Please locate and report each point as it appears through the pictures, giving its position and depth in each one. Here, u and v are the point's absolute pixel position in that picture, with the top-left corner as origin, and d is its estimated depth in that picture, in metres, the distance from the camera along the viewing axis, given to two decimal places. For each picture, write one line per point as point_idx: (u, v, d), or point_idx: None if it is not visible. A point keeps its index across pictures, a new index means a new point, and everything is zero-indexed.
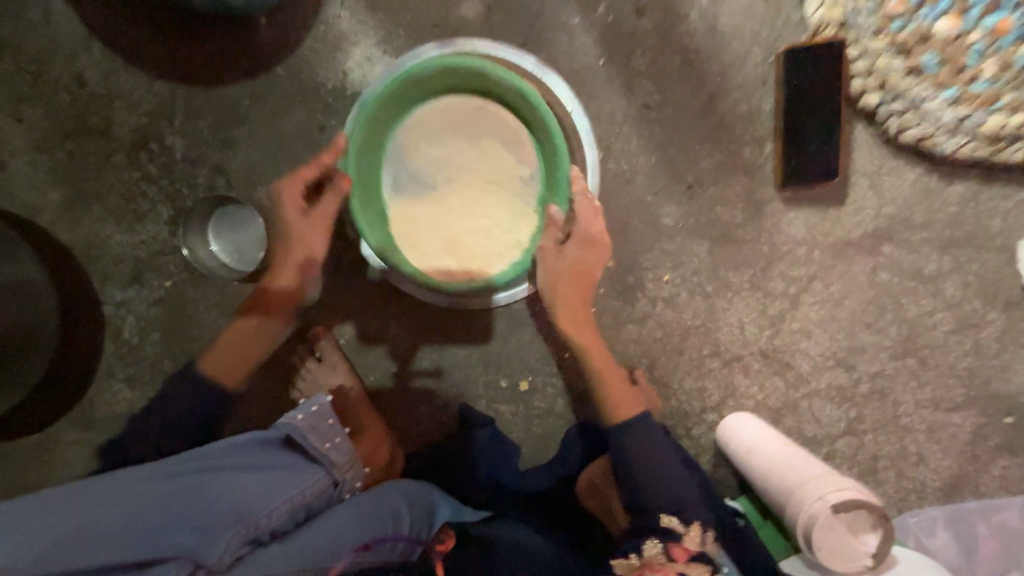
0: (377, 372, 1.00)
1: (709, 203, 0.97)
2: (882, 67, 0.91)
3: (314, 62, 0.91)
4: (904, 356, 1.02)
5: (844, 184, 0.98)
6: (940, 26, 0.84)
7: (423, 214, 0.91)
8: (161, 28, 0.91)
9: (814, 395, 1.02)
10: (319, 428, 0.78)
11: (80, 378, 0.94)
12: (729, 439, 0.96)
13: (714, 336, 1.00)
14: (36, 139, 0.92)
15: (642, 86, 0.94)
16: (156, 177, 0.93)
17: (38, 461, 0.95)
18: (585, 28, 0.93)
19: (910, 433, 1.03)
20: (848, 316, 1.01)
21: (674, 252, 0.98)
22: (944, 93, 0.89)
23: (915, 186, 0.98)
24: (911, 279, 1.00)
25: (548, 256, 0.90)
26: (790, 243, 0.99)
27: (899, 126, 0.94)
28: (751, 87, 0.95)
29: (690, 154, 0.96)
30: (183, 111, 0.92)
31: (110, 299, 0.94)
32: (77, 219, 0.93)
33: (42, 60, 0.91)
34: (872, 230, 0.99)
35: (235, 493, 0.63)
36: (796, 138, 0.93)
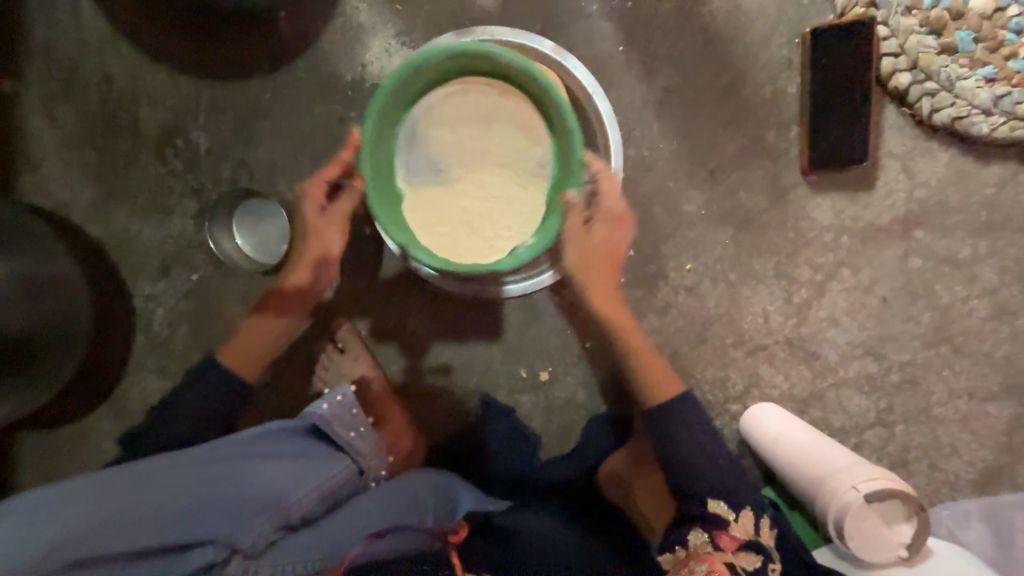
0: (398, 363, 1.01)
1: (733, 189, 0.95)
2: (914, 45, 0.88)
3: (333, 54, 0.92)
4: (937, 344, 0.99)
5: (874, 167, 0.95)
6: (974, 3, 0.86)
7: (437, 201, 0.89)
8: (184, 25, 0.93)
9: (842, 384, 1.00)
10: (344, 418, 0.79)
11: (113, 370, 0.97)
12: (752, 431, 0.94)
13: (738, 324, 0.98)
14: (68, 137, 0.95)
15: (663, 71, 0.93)
16: (182, 173, 0.95)
17: (75, 450, 0.99)
18: (604, 13, 0.92)
19: (944, 423, 1.00)
20: (878, 304, 0.98)
21: (696, 239, 0.96)
22: (981, 70, 0.87)
23: (949, 168, 0.94)
24: (945, 264, 0.97)
25: (574, 236, 0.88)
26: (817, 229, 0.96)
27: (931, 106, 0.90)
28: (776, 69, 0.93)
29: (713, 139, 0.94)
30: (206, 107, 0.94)
31: (140, 292, 0.97)
32: (108, 215, 0.96)
33: (71, 60, 0.93)
34: (904, 214, 0.96)
35: (267, 480, 0.66)
36: (823, 119, 0.90)
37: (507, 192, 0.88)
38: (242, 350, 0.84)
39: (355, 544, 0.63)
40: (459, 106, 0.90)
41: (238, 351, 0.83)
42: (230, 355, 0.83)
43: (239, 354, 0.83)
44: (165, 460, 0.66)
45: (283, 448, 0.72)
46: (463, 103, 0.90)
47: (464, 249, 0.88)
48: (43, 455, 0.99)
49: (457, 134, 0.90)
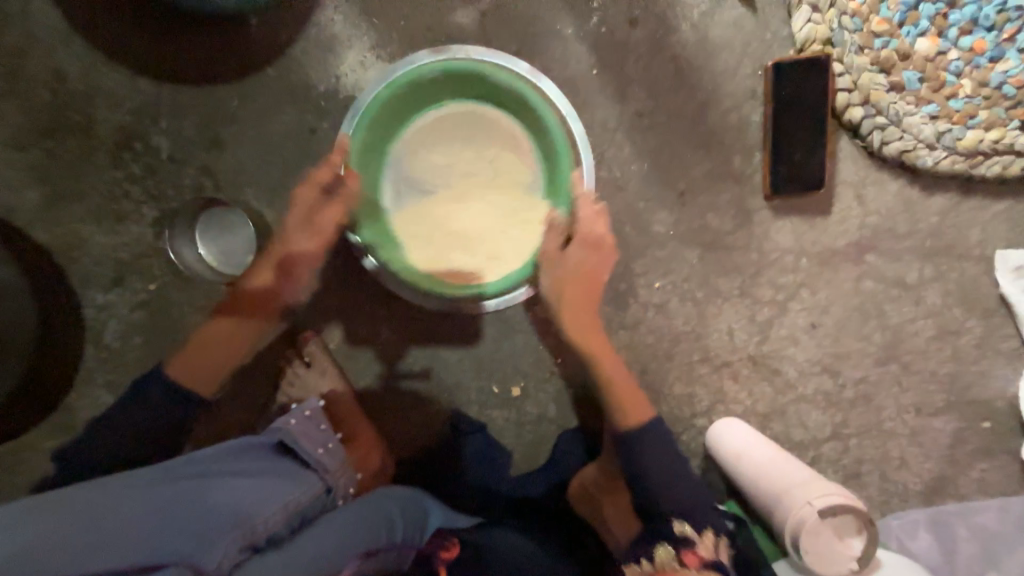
0: (367, 377, 0.99)
1: (700, 211, 0.98)
2: (866, 82, 0.93)
3: (306, 63, 0.90)
4: (887, 361, 1.04)
5: (831, 193, 1.00)
6: (920, 45, 0.92)
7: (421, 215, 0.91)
8: (148, 26, 0.89)
9: (801, 400, 1.04)
10: (312, 434, 0.77)
11: (56, 384, 0.91)
12: (718, 446, 0.97)
13: (704, 341, 1.01)
14: (15, 136, 0.90)
15: (635, 94, 0.95)
16: (141, 178, 0.91)
17: (12, 469, 0.92)
18: (579, 37, 0.94)
19: (894, 437, 1.05)
20: (835, 323, 1.03)
21: (665, 258, 0.99)
22: (925, 108, 0.94)
23: (898, 196, 1.00)
24: (894, 287, 1.02)
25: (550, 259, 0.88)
26: (778, 251, 1.00)
27: (881, 139, 0.96)
28: (741, 98, 0.97)
29: (682, 162, 0.97)
30: (169, 111, 0.90)
31: (90, 301, 0.92)
32: (57, 219, 0.91)
33: (22, 55, 0.89)
34: (857, 238, 1.01)
35: (230, 498, 0.62)
36: (784, 147, 0.95)
37: (491, 208, 0.90)
38: (192, 362, 0.80)
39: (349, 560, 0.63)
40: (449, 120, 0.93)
41: (186, 362, 0.80)
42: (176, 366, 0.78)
43: (188, 368, 0.79)
44: (118, 482, 0.62)
45: (248, 466, 0.69)
46: (452, 122, 0.93)
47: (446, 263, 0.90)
48: None
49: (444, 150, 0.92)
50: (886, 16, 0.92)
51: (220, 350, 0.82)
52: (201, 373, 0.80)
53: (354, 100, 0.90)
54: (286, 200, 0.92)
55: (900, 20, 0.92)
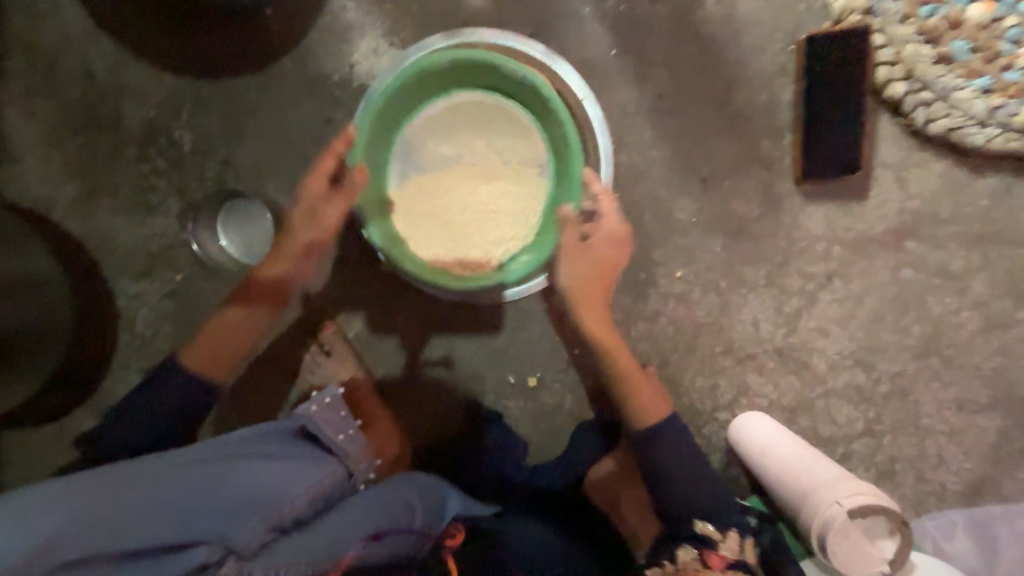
0: (384, 366, 1.00)
1: (724, 197, 0.94)
2: (911, 54, 0.86)
3: (321, 53, 0.90)
4: (927, 355, 0.98)
5: (868, 177, 0.94)
6: (972, 11, 0.85)
7: (429, 204, 0.88)
8: (168, 20, 0.91)
9: (830, 395, 0.99)
10: (334, 421, 0.78)
11: (94, 370, 0.96)
12: (741, 441, 0.94)
13: (728, 333, 0.98)
14: (49, 132, 0.93)
15: (656, 76, 0.91)
16: (166, 171, 0.93)
17: (56, 451, 0.97)
18: (597, 16, 0.90)
19: (931, 435, 1.00)
20: (869, 315, 0.97)
21: (687, 247, 0.95)
22: (976, 81, 0.86)
23: (943, 179, 0.93)
24: (936, 276, 0.96)
25: (570, 251, 0.87)
26: (809, 238, 0.95)
27: (926, 116, 0.89)
28: (770, 76, 0.92)
29: (706, 146, 0.93)
30: (191, 105, 0.92)
31: (122, 291, 0.95)
32: (90, 212, 0.94)
33: (53, 53, 0.91)
34: (896, 224, 0.95)
35: (257, 480, 0.64)
36: (817, 128, 0.89)
37: (500, 199, 0.87)
38: (204, 351, 0.80)
39: (352, 546, 0.62)
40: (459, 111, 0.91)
41: (197, 351, 0.80)
42: (190, 356, 0.79)
43: (202, 357, 0.79)
44: (144, 463, 0.63)
45: (272, 450, 0.71)
46: (461, 114, 0.91)
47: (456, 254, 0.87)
48: (24, 454, 0.97)
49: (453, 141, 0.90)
50: None
51: (233, 337, 0.82)
52: (219, 358, 0.80)
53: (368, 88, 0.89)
54: None
55: None
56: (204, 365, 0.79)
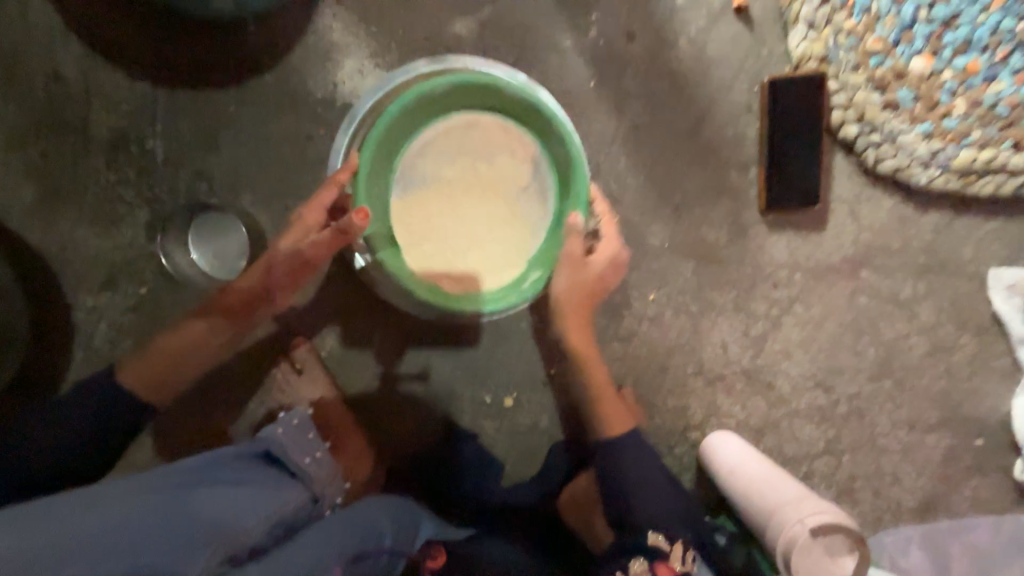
0: (359, 385, 0.98)
1: (695, 224, 0.98)
2: (861, 100, 0.94)
3: (305, 70, 0.91)
4: (880, 377, 1.04)
5: (825, 210, 1.00)
6: (914, 65, 0.92)
7: (435, 225, 0.90)
8: (147, 29, 0.89)
9: (794, 414, 1.04)
10: (299, 441, 0.80)
11: (46, 385, 0.91)
12: (711, 458, 0.96)
13: (698, 354, 1.01)
14: (10, 137, 0.89)
15: (632, 108, 0.96)
16: (136, 181, 0.90)
17: None
18: (577, 49, 0.94)
19: (886, 453, 1.05)
20: (828, 338, 1.03)
21: (660, 270, 0.99)
22: (919, 126, 0.94)
23: (892, 213, 1.01)
24: (888, 303, 1.03)
25: (574, 263, 0.87)
26: (773, 265, 1.00)
27: (876, 156, 0.97)
28: (737, 113, 0.97)
29: (678, 175, 0.98)
30: (167, 114, 0.90)
31: (80, 304, 0.91)
32: (50, 219, 0.90)
33: (21, 56, 0.88)
34: (851, 254, 1.01)
35: (212, 507, 0.61)
36: (780, 162, 0.95)
37: (507, 222, 0.92)
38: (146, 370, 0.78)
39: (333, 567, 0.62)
40: (456, 132, 0.92)
41: (139, 367, 0.78)
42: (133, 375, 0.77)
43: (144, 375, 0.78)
44: (83, 496, 0.59)
45: (233, 475, 0.69)
46: (464, 136, 0.92)
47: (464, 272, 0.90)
48: None
49: (456, 163, 0.91)
50: (882, 35, 0.92)
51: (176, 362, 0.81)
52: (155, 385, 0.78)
53: (351, 108, 0.89)
54: (281, 207, 0.92)
55: (895, 38, 0.92)
56: (140, 384, 0.77)
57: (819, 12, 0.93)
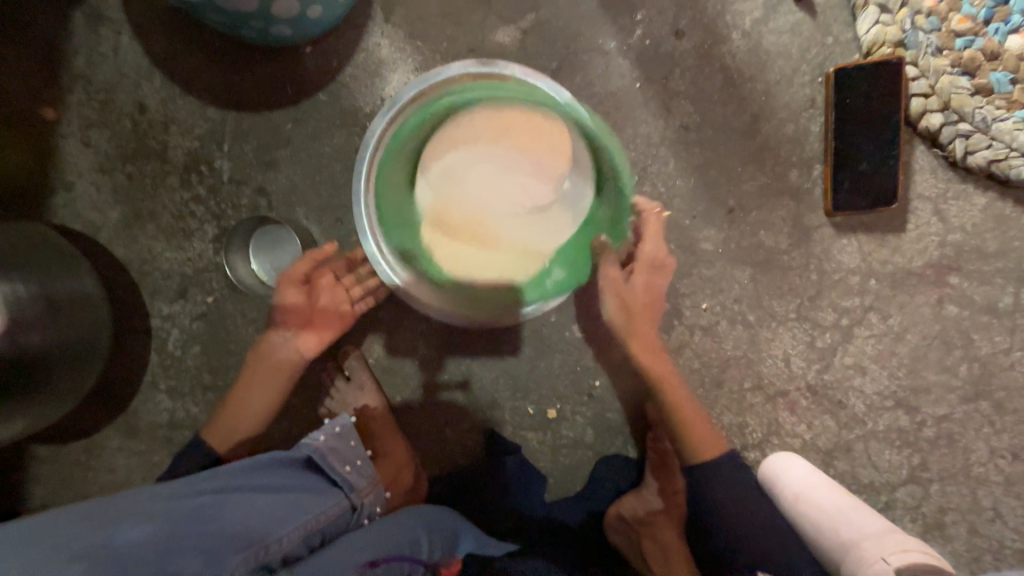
0: (403, 392, 1.00)
1: (752, 228, 0.92)
2: (947, 86, 0.84)
3: (355, 88, 0.94)
4: (976, 398, 0.92)
5: (904, 209, 0.90)
6: (1011, 43, 0.82)
7: (456, 227, 0.86)
8: (213, 58, 0.96)
9: (871, 437, 0.94)
10: (341, 451, 0.81)
11: (129, 385, 1.01)
12: (773, 482, 0.89)
13: (757, 368, 0.94)
14: (99, 161, 0.98)
15: (680, 107, 0.91)
16: (205, 199, 0.98)
17: (90, 462, 1.02)
18: (622, 51, 0.91)
19: (985, 485, 0.93)
20: (910, 353, 0.92)
21: (713, 278, 0.93)
22: (1018, 112, 0.83)
23: (986, 212, 0.89)
24: (983, 313, 0.91)
25: (615, 286, 0.90)
26: (842, 271, 0.92)
27: (966, 148, 0.86)
28: (798, 108, 0.90)
29: (732, 176, 0.92)
30: (231, 136, 0.96)
31: (157, 312, 0.99)
32: (133, 236, 0.99)
33: (109, 89, 0.97)
34: (937, 258, 0.91)
35: (252, 515, 0.64)
36: (849, 159, 0.87)
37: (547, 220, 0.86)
38: (222, 431, 0.88)
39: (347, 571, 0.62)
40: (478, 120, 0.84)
41: (221, 436, 0.88)
42: (214, 433, 0.88)
43: (221, 433, 0.88)
44: (132, 496, 0.64)
45: (272, 481, 0.71)
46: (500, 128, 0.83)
47: (497, 277, 0.88)
48: (63, 465, 1.02)
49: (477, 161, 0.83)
50: (970, 13, 0.83)
51: (247, 414, 0.89)
52: (232, 435, 0.88)
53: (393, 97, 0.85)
54: (333, 219, 0.97)
55: (985, 17, 0.83)
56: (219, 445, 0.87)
57: None
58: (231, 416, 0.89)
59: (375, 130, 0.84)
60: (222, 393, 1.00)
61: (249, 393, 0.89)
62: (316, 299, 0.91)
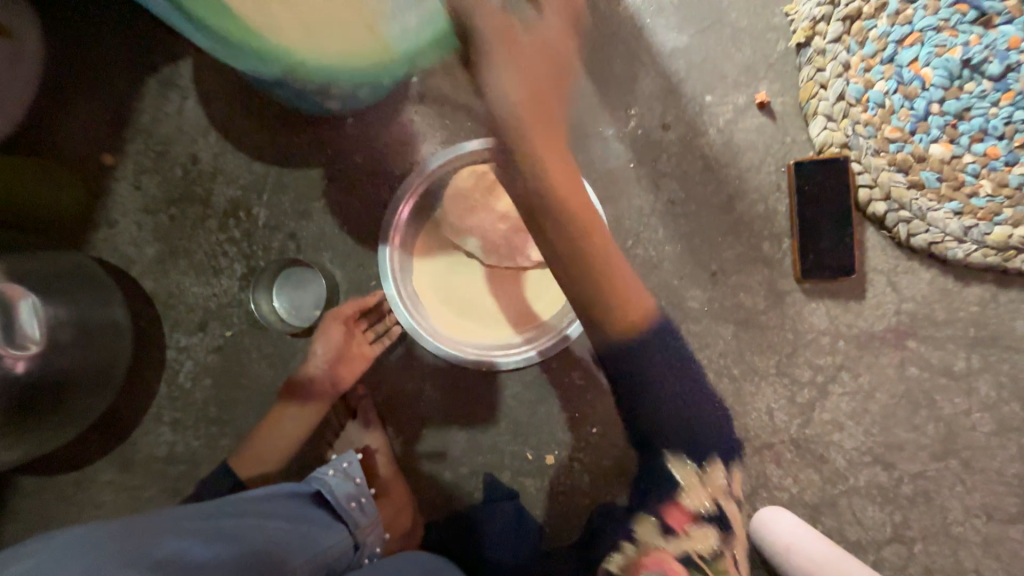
0: (406, 433, 1.03)
1: (733, 290, 1.04)
2: (886, 180, 1.01)
3: (388, 154, 1.08)
4: (945, 457, 0.99)
5: (863, 280, 1.03)
6: (934, 150, 1.00)
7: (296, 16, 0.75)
8: (263, 121, 1.09)
9: (853, 492, 0.99)
10: (349, 488, 0.84)
11: (134, 415, 1.02)
12: (764, 536, 0.94)
13: (743, 420, 1.01)
14: (146, 203, 1.08)
15: (668, 185, 1.06)
16: (239, 241, 1.07)
17: (80, 495, 1.00)
18: (619, 137, 1.07)
19: (964, 544, 0.97)
20: (881, 411, 1.01)
21: (700, 333, 1.03)
22: (948, 204, 1.00)
23: (933, 285, 1.02)
24: (941, 375, 1.01)
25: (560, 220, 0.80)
26: (815, 332, 1.02)
27: (907, 231, 1.01)
28: (767, 190, 1.06)
29: (714, 244, 1.05)
30: (271, 188, 1.08)
31: (174, 343, 1.03)
32: (165, 271, 1.06)
33: (168, 142, 1.09)
34: (896, 324, 1.02)
35: (274, 538, 0.64)
36: (812, 236, 1.01)
37: (519, 294, 1.02)
38: (251, 458, 0.98)
39: None
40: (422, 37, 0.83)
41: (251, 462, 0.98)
42: (245, 464, 0.97)
43: (251, 460, 0.97)
44: (151, 520, 0.61)
45: (286, 510, 0.72)
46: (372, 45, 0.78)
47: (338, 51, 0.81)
48: (50, 498, 1.00)
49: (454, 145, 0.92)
50: (898, 125, 1.01)
51: (278, 445, 0.99)
52: (260, 463, 0.98)
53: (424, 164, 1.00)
54: (355, 265, 1.05)
55: (911, 129, 1.00)
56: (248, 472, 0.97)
57: (835, 108, 1.03)
58: (263, 445, 0.98)
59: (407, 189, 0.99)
60: (228, 427, 1.02)
61: (281, 425, 0.99)
62: (350, 341, 1.00)
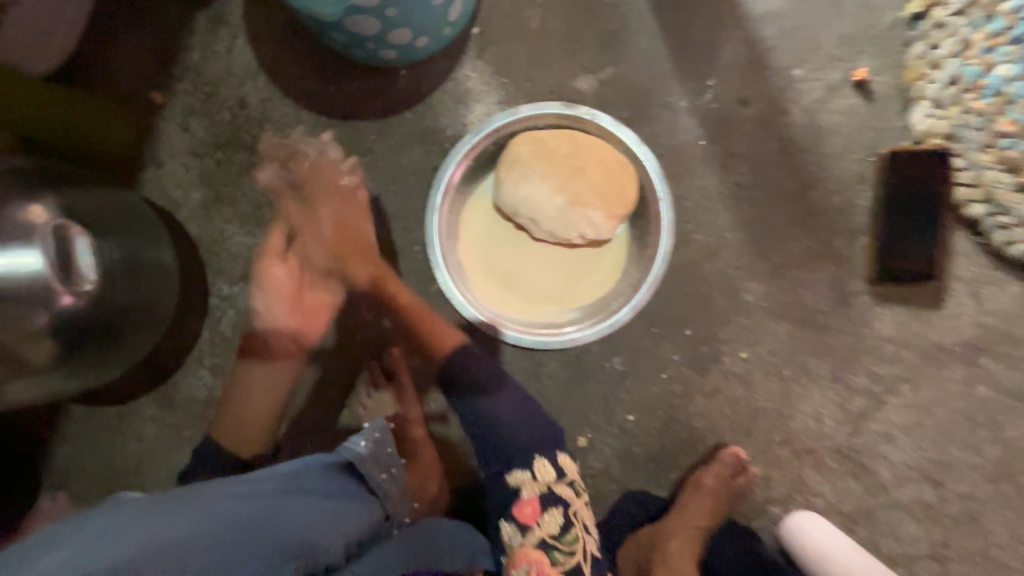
0: (438, 400, 1.03)
1: (794, 286, 0.97)
2: (990, 181, 0.89)
3: (440, 111, 1.02)
4: (1001, 482, 0.94)
5: (941, 288, 0.95)
6: None
7: None
8: (313, 67, 1.04)
9: (894, 506, 0.95)
10: (380, 457, 0.80)
11: (177, 357, 1.04)
12: (797, 542, 0.90)
13: (787, 422, 0.97)
14: (193, 145, 1.06)
15: (737, 166, 0.98)
16: (283, 192, 1.04)
17: (127, 426, 1.05)
18: (690, 110, 0.98)
19: (1006, 571, 0.93)
20: (938, 427, 0.95)
21: (753, 328, 0.97)
22: None
23: (1020, 300, 0.94)
24: (1012, 397, 0.94)
25: None
26: (878, 338, 0.96)
27: (1006, 239, 0.91)
28: (848, 181, 0.97)
29: (780, 236, 0.97)
30: (318, 139, 1.04)
31: (217, 290, 1.04)
32: (210, 217, 1.05)
33: (216, 83, 1.05)
34: (970, 338, 0.94)
35: (305, 520, 0.61)
36: (892, 235, 0.93)
37: (562, 274, 0.97)
38: (229, 425, 0.92)
39: None
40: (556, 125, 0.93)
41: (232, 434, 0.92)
42: (225, 430, 0.91)
43: (230, 432, 0.92)
44: (189, 492, 0.60)
45: (318, 484, 0.69)
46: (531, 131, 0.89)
47: None
48: (99, 427, 1.05)
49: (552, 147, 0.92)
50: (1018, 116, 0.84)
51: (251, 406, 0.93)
52: (243, 430, 0.92)
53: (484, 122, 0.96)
54: (399, 228, 1.03)
55: None
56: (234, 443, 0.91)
57: (945, 93, 0.92)
58: (236, 414, 0.93)
59: (463, 146, 0.94)
60: None
61: (256, 378, 0.94)
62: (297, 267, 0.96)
